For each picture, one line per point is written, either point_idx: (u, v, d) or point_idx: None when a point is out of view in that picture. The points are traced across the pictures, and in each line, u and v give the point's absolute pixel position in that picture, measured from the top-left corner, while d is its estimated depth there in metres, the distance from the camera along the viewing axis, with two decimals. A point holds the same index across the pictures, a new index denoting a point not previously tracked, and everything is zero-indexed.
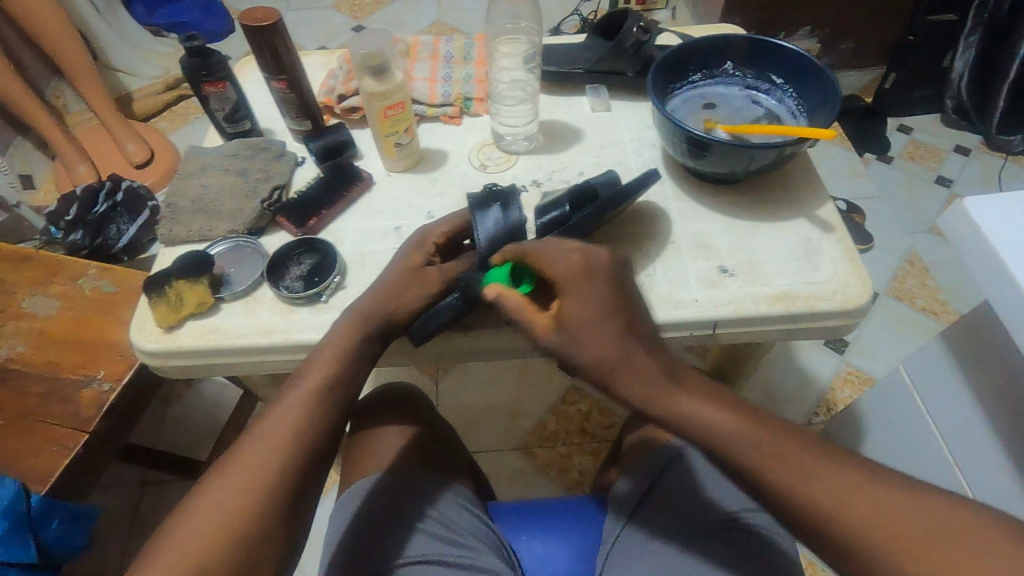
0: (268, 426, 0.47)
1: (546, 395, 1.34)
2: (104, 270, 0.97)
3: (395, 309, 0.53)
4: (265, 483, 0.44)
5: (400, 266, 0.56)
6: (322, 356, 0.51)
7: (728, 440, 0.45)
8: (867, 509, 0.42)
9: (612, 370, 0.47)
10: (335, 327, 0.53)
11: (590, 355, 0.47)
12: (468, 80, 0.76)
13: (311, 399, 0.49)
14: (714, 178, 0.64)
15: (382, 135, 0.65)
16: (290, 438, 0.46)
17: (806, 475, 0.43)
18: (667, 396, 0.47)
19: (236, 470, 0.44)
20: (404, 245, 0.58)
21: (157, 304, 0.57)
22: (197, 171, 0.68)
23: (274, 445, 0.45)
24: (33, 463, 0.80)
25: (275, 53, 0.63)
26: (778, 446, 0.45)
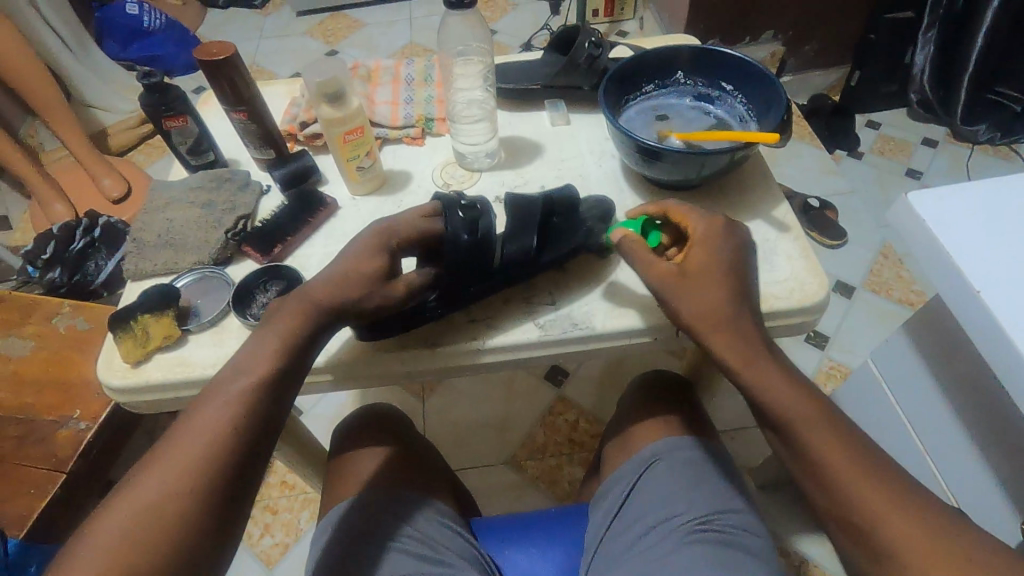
0: (200, 420, 0.46)
1: (534, 407, 1.35)
2: (79, 307, 0.96)
3: (345, 306, 0.52)
4: (194, 480, 0.43)
5: (354, 265, 0.53)
6: (261, 348, 0.50)
7: (796, 418, 0.50)
8: (909, 522, 0.46)
9: (717, 320, 0.51)
10: (275, 322, 0.51)
11: (695, 305, 0.52)
12: (429, 101, 0.77)
13: (246, 392, 0.47)
14: (671, 185, 0.65)
15: (343, 160, 0.66)
16: (220, 437, 0.45)
17: (850, 462, 0.48)
18: (757, 371, 0.51)
19: (163, 467, 0.43)
20: (359, 242, 0.55)
21: (122, 340, 0.56)
22: (162, 204, 0.69)
23: (202, 447, 0.44)
24: (9, 508, 0.79)
25: (233, 86, 0.64)
26: (837, 438, 0.49)
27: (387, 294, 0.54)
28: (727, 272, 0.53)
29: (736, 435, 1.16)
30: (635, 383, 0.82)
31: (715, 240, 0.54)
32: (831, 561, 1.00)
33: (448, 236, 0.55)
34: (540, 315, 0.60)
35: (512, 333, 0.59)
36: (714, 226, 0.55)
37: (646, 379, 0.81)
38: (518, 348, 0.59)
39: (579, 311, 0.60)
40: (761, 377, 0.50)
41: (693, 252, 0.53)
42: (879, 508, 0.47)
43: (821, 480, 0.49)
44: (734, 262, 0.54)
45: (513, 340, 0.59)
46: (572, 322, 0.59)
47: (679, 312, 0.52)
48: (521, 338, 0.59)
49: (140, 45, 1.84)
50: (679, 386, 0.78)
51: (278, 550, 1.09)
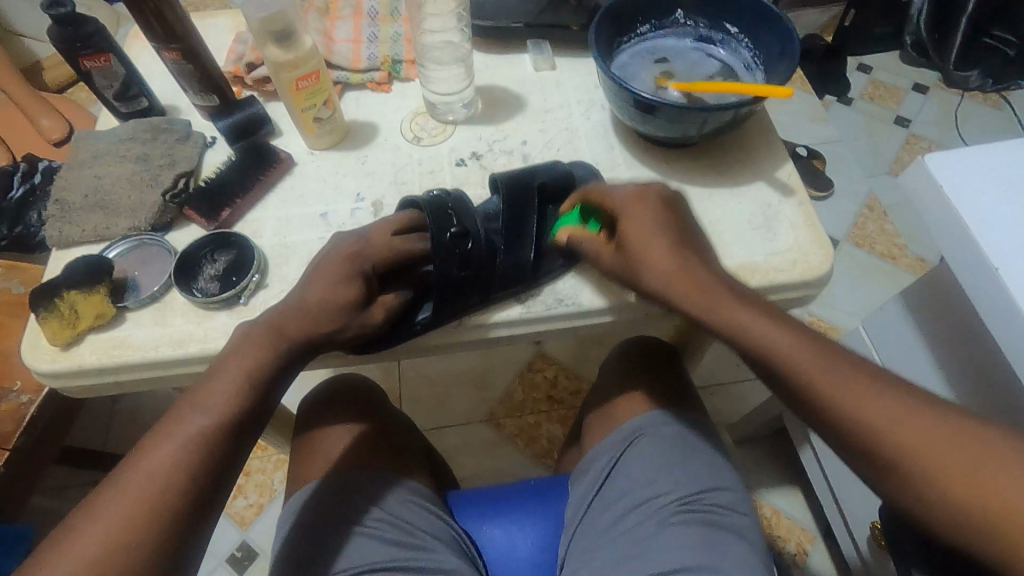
0: (151, 460, 0.40)
1: (512, 364, 1.32)
2: (12, 268, 0.87)
3: (320, 324, 0.47)
4: (144, 531, 0.38)
5: (328, 281, 0.49)
6: (228, 374, 0.44)
7: (781, 356, 0.43)
8: (930, 436, 0.39)
9: (688, 287, 0.47)
10: (241, 339, 0.46)
11: (653, 273, 0.48)
12: (396, 39, 0.68)
13: (209, 431, 0.42)
14: (666, 143, 0.59)
15: (297, 110, 0.57)
16: (176, 481, 0.40)
17: (862, 391, 0.41)
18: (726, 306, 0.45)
19: (108, 514, 0.38)
20: (326, 257, 0.50)
21: (47, 320, 0.50)
22: (89, 159, 0.60)
23: (131, 504, 0.38)
24: None
25: (163, 19, 0.55)
26: (835, 368, 0.42)
27: (362, 306, 0.49)
28: (662, 223, 0.49)
29: (715, 391, 1.15)
30: (617, 351, 0.79)
31: (637, 207, 0.50)
32: (801, 514, 1.03)
33: (439, 264, 0.50)
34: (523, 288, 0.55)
35: (494, 310, 0.54)
36: (629, 190, 0.51)
37: (632, 345, 0.77)
38: (494, 326, 0.54)
39: (566, 283, 0.55)
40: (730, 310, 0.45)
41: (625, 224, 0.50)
42: (898, 432, 0.39)
43: (824, 415, 0.42)
44: (668, 216, 0.50)
45: (492, 316, 0.54)
46: (557, 297, 0.54)
47: (642, 280, 0.49)
48: (503, 314, 0.54)
49: None
50: (664, 354, 0.74)
51: (252, 512, 1.06)
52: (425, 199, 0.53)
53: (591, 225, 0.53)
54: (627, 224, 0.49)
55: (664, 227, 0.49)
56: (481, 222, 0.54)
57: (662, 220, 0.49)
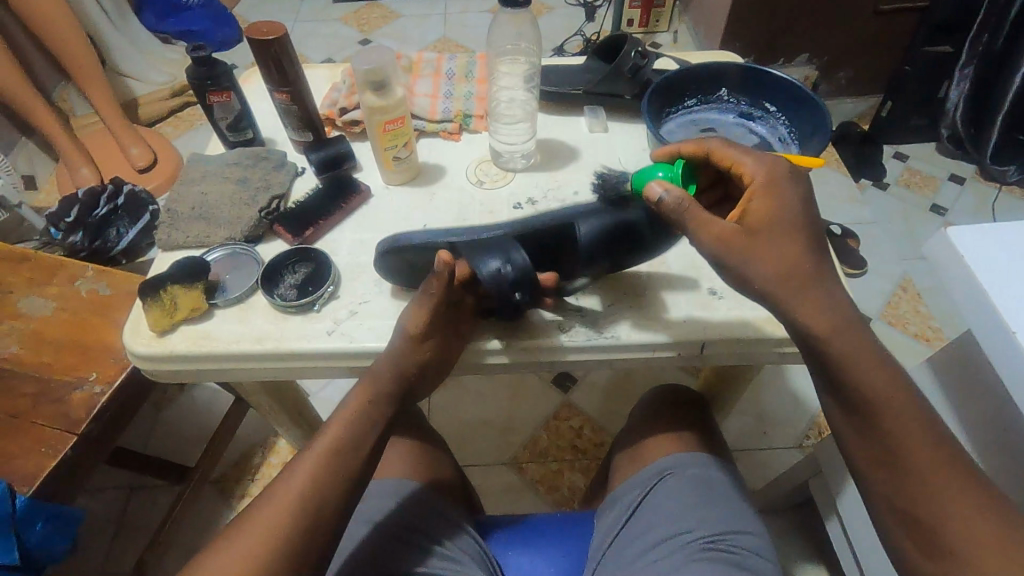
0: (291, 480, 0.48)
1: (540, 410, 1.35)
2: (102, 272, 0.97)
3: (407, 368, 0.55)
4: (284, 536, 0.45)
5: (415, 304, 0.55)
6: (346, 409, 0.52)
7: (886, 412, 0.46)
8: (986, 532, 0.43)
9: (798, 281, 0.47)
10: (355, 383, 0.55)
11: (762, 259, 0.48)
12: (469, 98, 0.78)
13: (328, 461, 0.49)
14: None
15: (381, 148, 0.66)
16: (308, 495, 0.47)
17: (915, 431, 0.46)
18: (852, 360, 0.47)
19: (262, 522, 0.46)
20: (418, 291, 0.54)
21: (151, 308, 0.57)
22: (198, 177, 0.69)
23: (268, 525, 0.45)
24: (18, 464, 0.79)
25: (280, 67, 0.65)
26: (937, 451, 0.46)
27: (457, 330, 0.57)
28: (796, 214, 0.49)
29: (741, 457, 1.16)
30: (648, 395, 0.82)
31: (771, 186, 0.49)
32: None
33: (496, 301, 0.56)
34: (568, 320, 0.60)
35: (540, 337, 0.59)
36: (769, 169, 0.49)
37: (661, 393, 0.81)
38: (541, 353, 0.59)
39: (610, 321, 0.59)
40: (858, 365, 0.47)
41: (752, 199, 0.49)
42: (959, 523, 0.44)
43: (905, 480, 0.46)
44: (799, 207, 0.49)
45: (542, 345, 0.58)
46: (599, 329, 0.59)
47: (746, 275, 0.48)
48: (550, 344, 0.58)
49: (177, 19, 1.90)
50: (694, 400, 0.78)
51: None
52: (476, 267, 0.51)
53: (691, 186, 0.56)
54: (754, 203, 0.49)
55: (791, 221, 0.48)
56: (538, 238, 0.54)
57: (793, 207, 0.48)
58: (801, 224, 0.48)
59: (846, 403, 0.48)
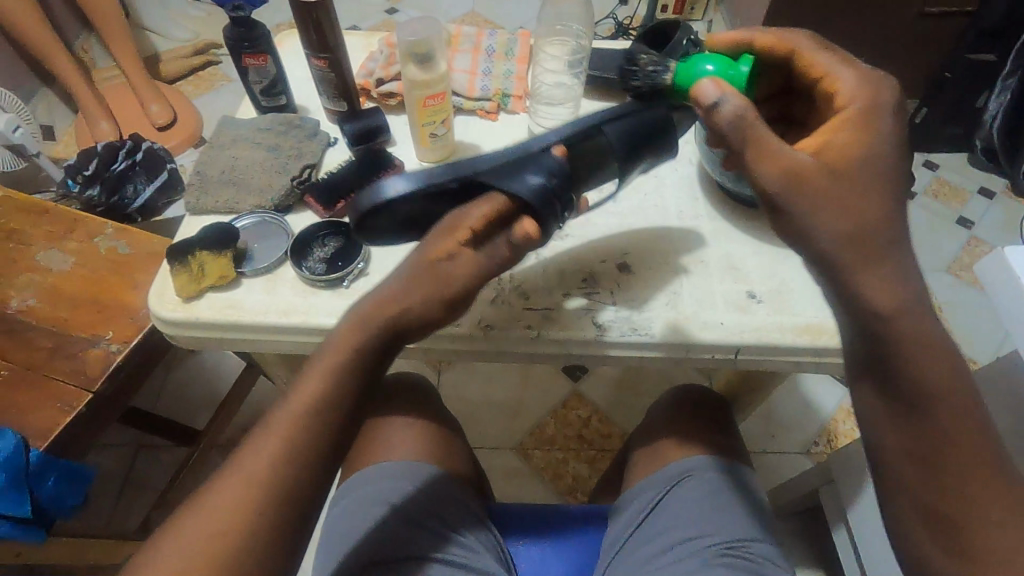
0: (252, 445, 0.44)
1: (548, 398, 1.34)
2: (121, 231, 0.96)
3: (403, 309, 0.48)
4: (242, 508, 0.42)
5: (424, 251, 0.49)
6: (325, 357, 0.47)
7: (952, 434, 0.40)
8: None
9: (868, 243, 0.42)
10: (338, 327, 0.48)
11: (841, 226, 0.42)
12: (508, 76, 0.75)
13: (293, 421, 0.45)
14: (749, 200, 0.63)
15: (418, 124, 0.64)
16: (268, 463, 0.43)
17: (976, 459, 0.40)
18: (933, 380, 0.41)
19: (219, 497, 0.42)
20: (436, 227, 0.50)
21: (179, 273, 0.56)
22: (229, 141, 0.68)
23: (229, 503, 0.42)
24: (32, 417, 0.79)
25: (320, 31, 0.62)
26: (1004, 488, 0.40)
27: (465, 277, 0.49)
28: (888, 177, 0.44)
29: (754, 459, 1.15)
30: (669, 393, 0.81)
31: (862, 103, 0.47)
32: None
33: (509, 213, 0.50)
34: (602, 315, 0.57)
35: (570, 330, 0.56)
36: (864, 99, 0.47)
37: (683, 391, 0.79)
38: (566, 345, 0.56)
39: (645, 319, 0.57)
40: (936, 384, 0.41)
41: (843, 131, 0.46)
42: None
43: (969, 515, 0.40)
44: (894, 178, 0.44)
45: (569, 340, 0.56)
46: (632, 327, 0.56)
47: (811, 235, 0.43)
48: (577, 337, 0.56)
49: None
50: (717, 401, 0.77)
51: None
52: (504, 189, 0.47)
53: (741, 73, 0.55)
54: (844, 137, 0.45)
55: (877, 179, 0.44)
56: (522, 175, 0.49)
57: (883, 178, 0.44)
58: (887, 171, 0.44)
59: (892, 388, 0.41)
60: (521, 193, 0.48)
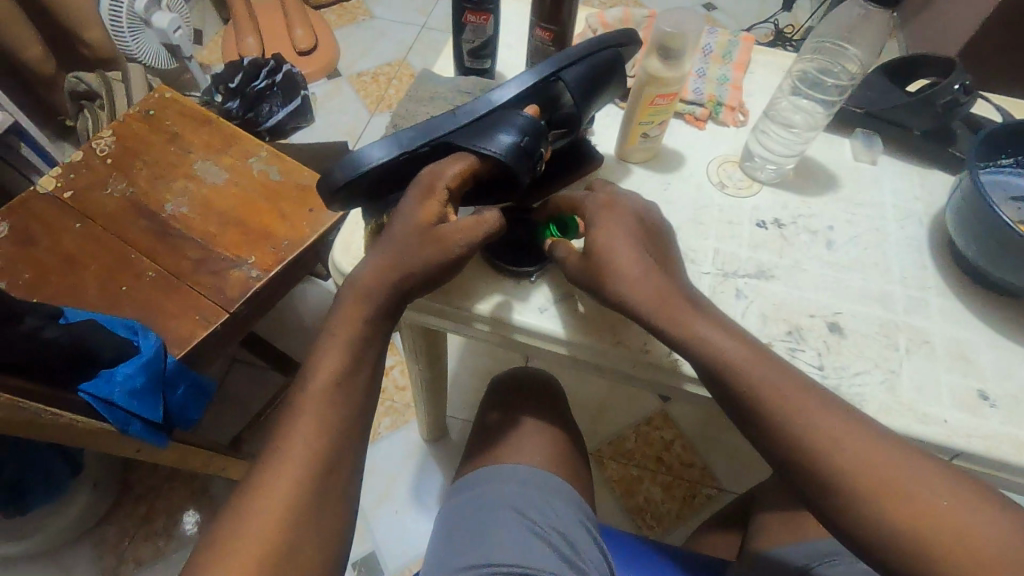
0: (302, 414, 0.45)
1: (633, 411, 1.29)
2: (274, 156, 0.96)
3: (400, 275, 0.46)
4: (298, 473, 0.43)
5: (403, 222, 0.46)
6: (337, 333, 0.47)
7: None
8: None
9: None
10: (337, 303, 0.48)
11: None
12: (722, 83, 0.68)
13: (325, 394, 0.45)
14: (998, 285, 0.54)
15: (634, 121, 0.58)
16: (316, 433, 0.44)
17: None
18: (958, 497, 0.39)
19: (279, 459, 0.44)
20: (406, 193, 0.46)
21: (370, 230, 0.54)
22: (427, 96, 0.64)
23: (293, 467, 0.43)
24: (171, 324, 0.80)
25: (559, 1, 0.57)
26: None
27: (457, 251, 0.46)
28: None
29: None
30: None
31: None
32: None
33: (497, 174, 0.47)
34: None
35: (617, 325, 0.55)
36: None
37: None
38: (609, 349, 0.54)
39: None
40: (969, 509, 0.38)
41: None
42: None
43: None
44: None
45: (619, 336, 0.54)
46: None
47: None
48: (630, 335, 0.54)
49: None
50: None
51: None
52: (478, 153, 0.45)
53: None
54: None
55: None
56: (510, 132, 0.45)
57: None
58: None
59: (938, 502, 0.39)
60: (494, 156, 0.45)
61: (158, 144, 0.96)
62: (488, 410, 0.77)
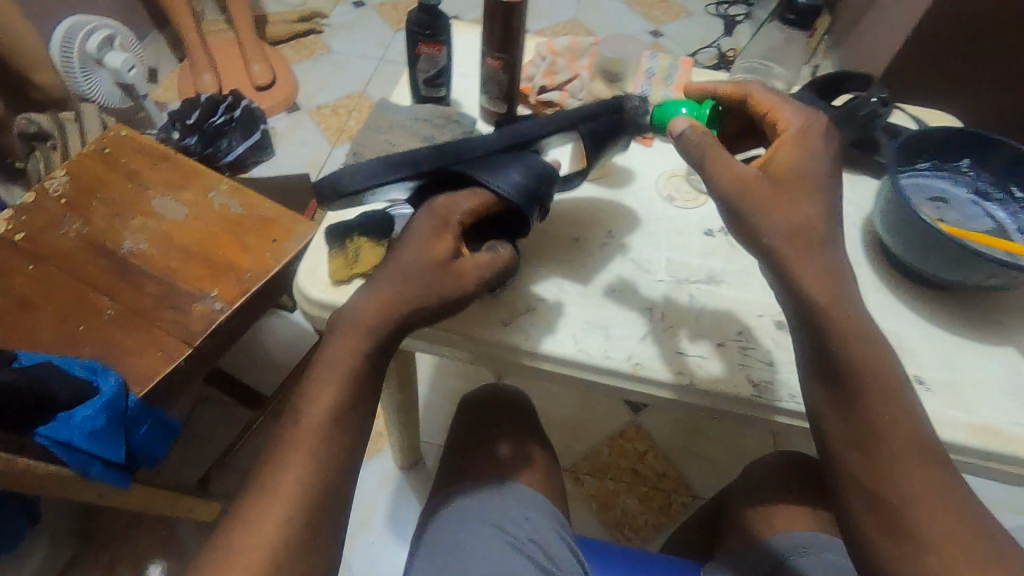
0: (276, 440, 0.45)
1: (606, 425, 1.31)
2: (235, 190, 0.96)
3: (408, 303, 0.48)
4: (274, 500, 0.43)
5: (415, 252, 0.48)
6: (337, 368, 0.47)
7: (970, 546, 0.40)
8: None
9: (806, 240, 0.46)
10: (340, 331, 0.48)
11: (778, 222, 0.46)
12: (666, 103, 0.73)
13: (298, 419, 0.46)
14: (926, 279, 0.58)
15: (583, 141, 0.61)
16: (289, 458, 0.45)
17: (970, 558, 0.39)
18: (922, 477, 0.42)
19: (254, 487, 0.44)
20: (416, 227, 0.50)
21: (335, 256, 0.55)
22: (386, 127, 0.67)
23: (268, 494, 0.43)
24: (134, 363, 0.79)
25: (508, 32, 0.61)
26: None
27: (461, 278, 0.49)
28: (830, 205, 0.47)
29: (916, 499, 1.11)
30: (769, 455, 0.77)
31: (803, 133, 0.48)
32: None
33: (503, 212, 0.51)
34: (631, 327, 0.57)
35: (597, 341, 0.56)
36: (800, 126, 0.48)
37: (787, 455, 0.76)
38: (587, 371, 0.55)
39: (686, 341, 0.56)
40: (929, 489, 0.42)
41: (780, 146, 0.48)
42: None
43: None
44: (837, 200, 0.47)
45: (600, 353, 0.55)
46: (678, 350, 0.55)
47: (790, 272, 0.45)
48: (615, 348, 0.55)
49: None
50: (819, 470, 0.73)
51: None
52: (487, 189, 0.49)
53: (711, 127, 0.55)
54: (782, 149, 0.48)
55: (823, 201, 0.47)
56: (515, 172, 0.50)
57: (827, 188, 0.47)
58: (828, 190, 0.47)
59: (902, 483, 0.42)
60: (504, 193, 0.49)
61: (116, 183, 0.95)
62: (461, 431, 0.78)
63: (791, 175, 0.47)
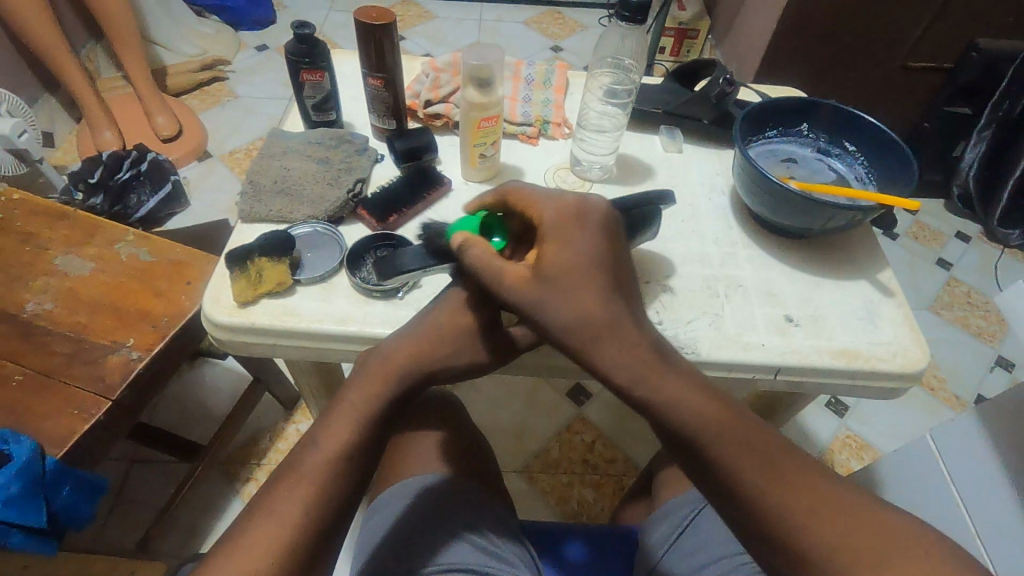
0: None
1: (552, 422, 1.34)
2: (143, 238, 0.95)
3: (428, 362, 0.50)
4: None
5: (449, 315, 0.52)
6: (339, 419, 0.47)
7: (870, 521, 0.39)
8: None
9: (594, 330, 0.45)
10: (358, 371, 0.51)
11: (569, 314, 0.45)
12: (547, 105, 0.79)
13: None
14: (785, 230, 0.66)
15: (469, 144, 0.66)
16: None
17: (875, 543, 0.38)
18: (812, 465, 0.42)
19: None
20: (460, 293, 0.53)
21: (238, 278, 0.57)
22: (280, 152, 0.69)
23: None
24: (49, 425, 0.76)
25: (381, 53, 0.65)
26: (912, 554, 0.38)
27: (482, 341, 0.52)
28: (601, 250, 0.47)
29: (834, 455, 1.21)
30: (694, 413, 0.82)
31: (567, 224, 0.48)
32: None
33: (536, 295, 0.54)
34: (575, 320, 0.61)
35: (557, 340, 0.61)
36: (565, 205, 0.48)
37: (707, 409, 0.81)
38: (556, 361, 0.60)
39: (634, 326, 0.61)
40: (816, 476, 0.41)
41: (546, 240, 0.47)
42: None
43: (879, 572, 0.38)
44: (603, 242, 0.48)
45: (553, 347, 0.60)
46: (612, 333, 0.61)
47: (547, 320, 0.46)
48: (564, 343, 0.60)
49: None
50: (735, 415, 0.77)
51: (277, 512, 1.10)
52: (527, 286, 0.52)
53: (495, 242, 0.53)
54: (548, 242, 0.47)
55: (591, 256, 0.47)
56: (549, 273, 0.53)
57: (587, 255, 0.46)
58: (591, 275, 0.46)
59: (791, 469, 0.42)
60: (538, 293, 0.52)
61: (12, 247, 0.92)
62: None
63: (555, 267, 0.46)
